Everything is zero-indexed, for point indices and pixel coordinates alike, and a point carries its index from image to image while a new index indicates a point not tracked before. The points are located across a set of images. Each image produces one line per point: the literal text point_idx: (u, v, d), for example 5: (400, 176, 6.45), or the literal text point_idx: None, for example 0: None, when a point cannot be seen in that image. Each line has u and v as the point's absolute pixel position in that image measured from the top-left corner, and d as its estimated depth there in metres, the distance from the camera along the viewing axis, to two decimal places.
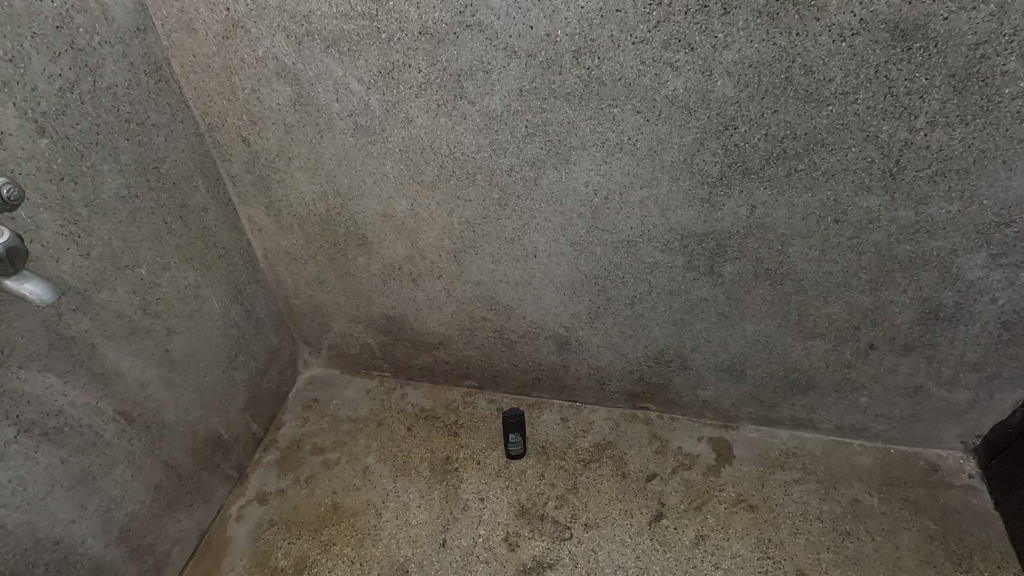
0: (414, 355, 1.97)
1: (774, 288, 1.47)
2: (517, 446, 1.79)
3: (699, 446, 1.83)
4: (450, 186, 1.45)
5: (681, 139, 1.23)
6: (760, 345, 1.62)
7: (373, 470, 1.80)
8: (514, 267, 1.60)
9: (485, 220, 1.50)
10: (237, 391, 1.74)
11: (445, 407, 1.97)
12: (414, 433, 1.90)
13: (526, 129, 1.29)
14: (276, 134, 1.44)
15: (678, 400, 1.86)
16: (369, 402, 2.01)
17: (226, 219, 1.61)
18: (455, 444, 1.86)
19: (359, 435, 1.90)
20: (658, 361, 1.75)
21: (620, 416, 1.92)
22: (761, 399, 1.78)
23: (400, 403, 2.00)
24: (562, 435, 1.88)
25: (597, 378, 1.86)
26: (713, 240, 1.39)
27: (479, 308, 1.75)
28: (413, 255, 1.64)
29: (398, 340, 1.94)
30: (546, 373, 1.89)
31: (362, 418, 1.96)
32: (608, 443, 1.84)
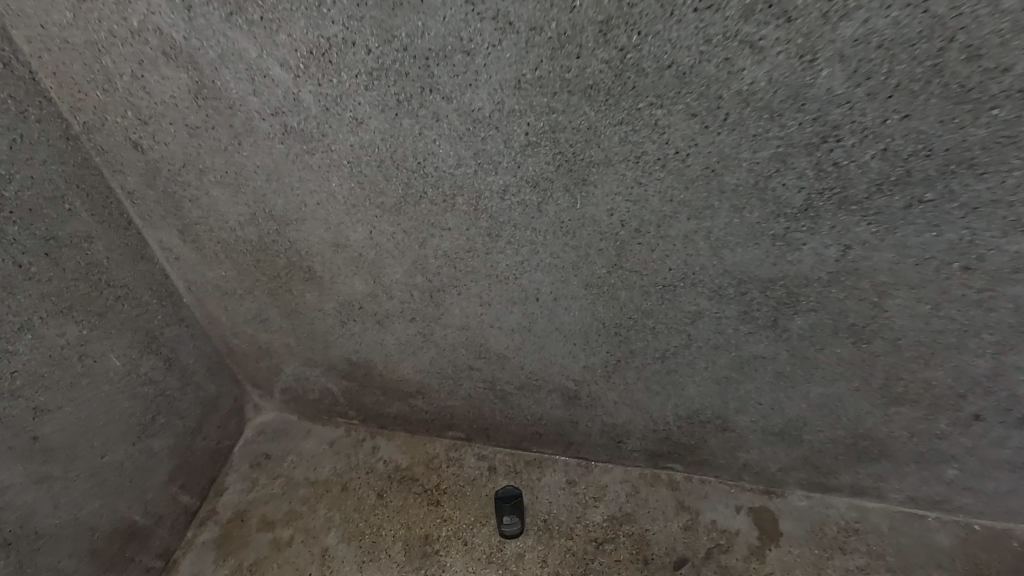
0: (386, 404, 1.61)
1: (857, 348, 1.09)
2: (514, 522, 1.44)
3: (737, 519, 1.48)
4: (421, 210, 1.06)
5: (753, 153, 0.84)
6: (825, 410, 1.26)
7: (333, 554, 1.44)
8: (510, 311, 1.21)
9: (469, 254, 1.11)
10: (157, 461, 1.37)
11: (425, 466, 1.62)
12: (386, 503, 1.54)
13: (526, 137, 0.90)
14: (178, 139, 1.04)
15: (711, 461, 1.51)
16: (332, 460, 1.64)
17: (127, 248, 1.22)
18: (436, 518, 1.51)
19: (318, 503, 1.55)
20: (690, 422, 1.39)
21: (640, 479, 1.57)
22: (817, 465, 1.43)
23: (370, 460, 1.64)
24: (569, 505, 1.52)
25: (612, 436, 1.50)
26: (782, 287, 1.02)
27: (464, 356, 1.37)
28: (377, 292, 1.26)
29: (366, 387, 1.56)
30: (550, 429, 1.53)
31: (322, 481, 1.60)
32: (626, 515, 1.50)
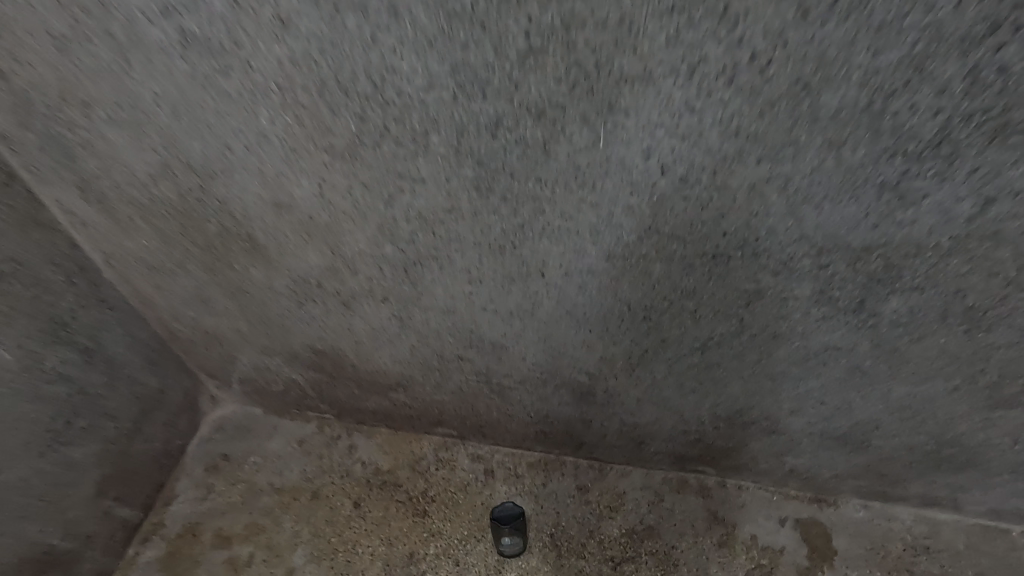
0: (362, 397, 1.35)
1: (968, 338, 0.82)
2: (514, 539, 1.21)
3: (781, 533, 1.23)
4: (383, 155, 0.77)
5: (870, 58, 0.55)
6: (906, 413, 0.99)
7: None
8: (506, 290, 0.94)
9: (451, 215, 0.84)
10: (81, 472, 1.13)
11: (410, 469, 1.38)
12: (363, 514, 1.31)
13: (527, 41, 0.61)
14: (46, 58, 0.76)
15: (751, 466, 1.25)
16: (302, 462, 1.40)
17: (13, 212, 0.94)
18: (422, 532, 1.27)
19: (284, 515, 1.31)
20: (730, 423, 1.13)
21: (664, 485, 1.32)
22: (882, 473, 1.17)
23: (346, 463, 1.40)
24: (580, 516, 1.28)
25: (632, 436, 1.25)
26: (879, 257, 0.74)
27: (451, 344, 1.10)
28: (336, 266, 0.98)
29: (337, 379, 1.31)
30: (557, 428, 1.28)
31: (289, 488, 1.36)
32: (649, 530, 1.25)
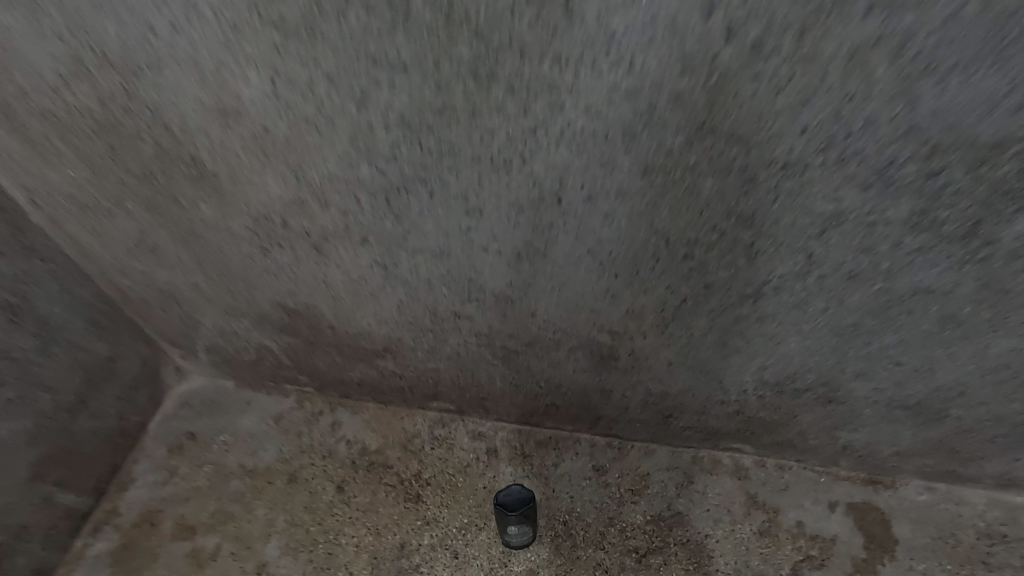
0: (346, 367, 1.17)
1: None
2: (523, 533, 1.03)
3: (832, 520, 1.06)
4: (350, 30, 0.58)
5: None
6: (1001, 375, 0.81)
7: (274, 572, 1.05)
8: (513, 223, 0.76)
9: (442, 119, 0.65)
10: (8, 454, 0.96)
11: (401, 448, 1.20)
12: (347, 500, 1.13)
13: None
14: None
15: (796, 442, 1.07)
16: (278, 441, 1.23)
17: None
18: (415, 520, 1.10)
19: (256, 501, 1.14)
20: (778, 391, 0.95)
21: (694, 465, 1.14)
22: (955, 450, 0.99)
23: (328, 442, 1.22)
24: (598, 501, 1.11)
25: (659, 409, 1.07)
26: (1013, 158, 0.55)
27: (446, 297, 0.92)
28: (303, 198, 0.80)
29: (315, 344, 1.13)
30: (571, 400, 1.10)
31: (262, 471, 1.18)
32: (678, 516, 1.08)
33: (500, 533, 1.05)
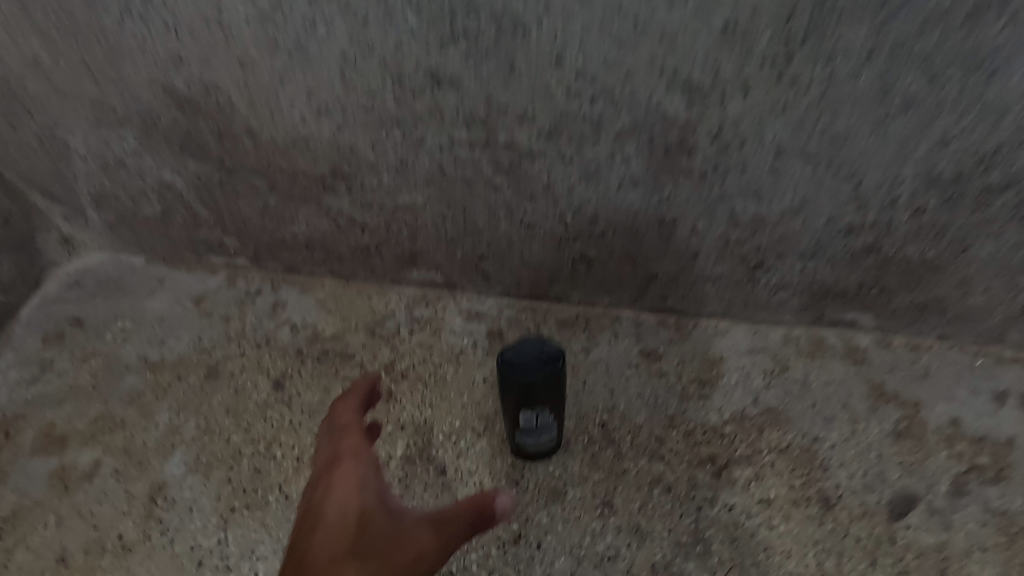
0: (283, 216, 0.82)
1: None
2: (547, 441, 0.66)
3: (1002, 416, 0.71)
4: None
5: None
6: None
7: (174, 498, 0.71)
8: None
9: None
10: None
11: (367, 333, 0.85)
12: (288, 400, 0.79)
13: None
14: None
15: (948, 303, 0.72)
16: (194, 327, 0.88)
17: None
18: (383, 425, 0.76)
19: (158, 403, 0.80)
20: (952, 196, 0.59)
21: (786, 347, 0.79)
22: None
23: (265, 327, 0.87)
24: (651, 396, 0.76)
25: (743, 253, 0.71)
26: None
27: (416, 38, 0.56)
28: None
29: (232, 175, 0.77)
30: (610, 247, 0.74)
31: (169, 365, 0.84)
32: (769, 414, 0.73)
33: (510, 440, 0.69)
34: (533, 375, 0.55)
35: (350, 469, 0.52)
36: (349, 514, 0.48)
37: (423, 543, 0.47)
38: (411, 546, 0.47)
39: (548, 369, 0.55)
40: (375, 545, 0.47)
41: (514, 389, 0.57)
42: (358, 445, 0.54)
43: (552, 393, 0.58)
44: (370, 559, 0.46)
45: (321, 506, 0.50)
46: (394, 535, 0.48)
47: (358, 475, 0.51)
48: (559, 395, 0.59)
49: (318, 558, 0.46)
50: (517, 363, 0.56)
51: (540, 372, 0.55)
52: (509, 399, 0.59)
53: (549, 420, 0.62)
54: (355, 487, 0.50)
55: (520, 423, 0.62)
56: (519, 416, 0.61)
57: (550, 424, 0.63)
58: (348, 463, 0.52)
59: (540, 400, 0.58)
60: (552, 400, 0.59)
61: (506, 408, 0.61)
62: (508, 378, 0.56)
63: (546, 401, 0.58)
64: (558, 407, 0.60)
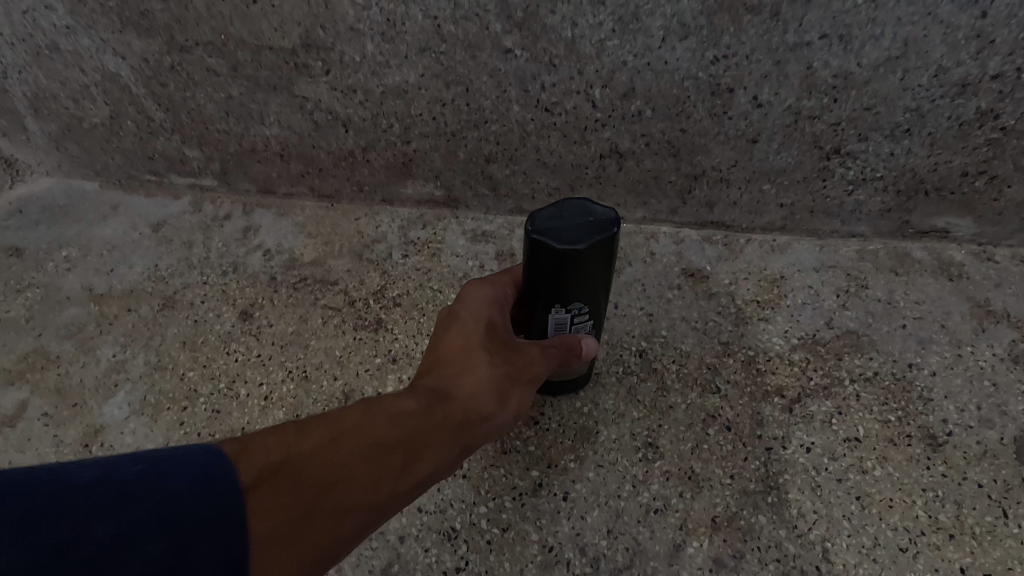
0: (250, 110, 0.68)
1: None
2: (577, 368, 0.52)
3: None
4: None
5: None
6: None
7: (114, 443, 0.57)
8: None
9: None
10: None
11: (351, 257, 0.71)
12: (257, 333, 0.65)
13: None
14: None
15: None
16: (150, 254, 0.73)
17: None
18: (370, 358, 0.62)
19: (100, 336, 0.65)
20: None
21: (863, 263, 0.64)
22: None
23: (233, 253, 0.73)
24: (698, 319, 0.61)
25: (819, 131, 0.57)
26: None
27: None
28: None
29: (186, 54, 0.63)
30: (647, 133, 0.60)
31: (118, 295, 0.69)
32: (850, 338, 0.59)
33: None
34: (574, 244, 0.41)
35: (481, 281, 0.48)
36: (479, 317, 0.44)
37: (534, 357, 0.44)
38: (528, 354, 0.44)
39: (600, 235, 0.41)
40: (500, 350, 0.43)
41: (547, 266, 0.43)
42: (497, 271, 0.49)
43: (599, 274, 0.44)
44: (495, 360, 0.42)
45: (456, 303, 0.46)
46: (517, 338, 0.44)
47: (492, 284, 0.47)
48: (602, 284, 0.45)
49: (451, 340, 0.43)
50: (555, 230, 0.42)
51: (588, 240, 0.41)
52: (539, 290, 0.45)
53: (587, 323, 0.48)
54: (489, 294, 0.46)
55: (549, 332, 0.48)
56: (549, 320, 0.47)
57: (587, 328, 0.49)
58: (484, 282, 0.47)
59: (581, 285, 0.44)
60: (596, 288, 0.45)
61: (531, 311, 0.47)
62: (542, 252, 0.42)
63: (588, 290, 0.45)
64: (601, 300, 0.47)
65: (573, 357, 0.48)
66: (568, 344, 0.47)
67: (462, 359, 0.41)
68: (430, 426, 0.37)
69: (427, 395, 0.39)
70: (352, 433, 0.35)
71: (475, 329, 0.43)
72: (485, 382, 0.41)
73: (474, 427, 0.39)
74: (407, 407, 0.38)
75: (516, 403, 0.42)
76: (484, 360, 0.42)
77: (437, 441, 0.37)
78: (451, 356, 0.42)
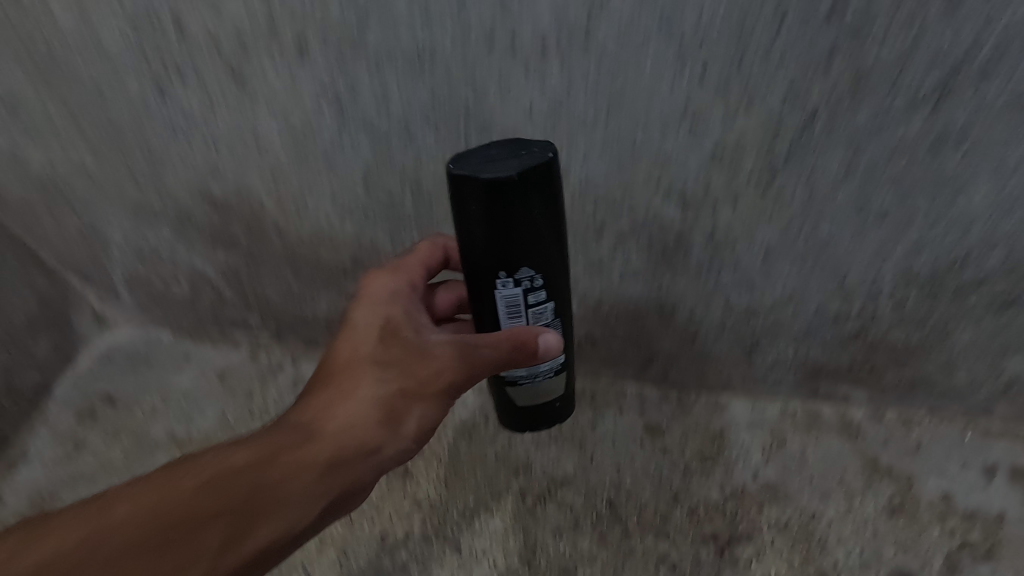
0: (304, 297, 0.86)
1: None
2: (551, 370, 0.65)
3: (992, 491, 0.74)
4: None
5: None
6: None
7: None
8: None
9: None
10: None
11: None
12: None
13: None
14: None
15: (938, 379, 0.75)
16: (218, 403, 0.91)
17: None
18: (400, 502, 0.79)
19: None
20: (932, 291, 0.63)
21: (784, 421, 0.82)
22: None
23: (287, 402, 0.91)
24: (654, 471, 0.79)
25: (742, 334, 0.75)
26: None
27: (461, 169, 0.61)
28: None
29: (259, 264, 0.82)
30: (613, 328, 0.79)
31: (197, 442, 0.87)
32: (769, 489, 0.76)
33: (501, 390, 0.67)
34: (507, 171, 0.48)
35: (380, 283, 0.62)
36: (368, 338, 0.57)
37: (438, 363, 0.55)
38: (428, 362, 0.55)
39: (523, 159, 0.48)
40: (387, 367, 0.55)
41: (489, 210, 0.50)
42: (393, 286, 0.62)
43: (539, 216, 0.51)
44: (379, 376, 0.55)
45: (353, 322, 0.59)
46: (421, 342, 0.57)
47: (391, 293, 0.61)
48: (550, 227, 0.53)
49: (342, 362, 0.56)
50: (485, 166, 0.49)
51: (514, 167, 0.49)
52: (483, 237, 0.52)
53: (539, 290, 0.57)
54: (383, 300, 0.60)
55: (504, 312, 0.58)
56: (500, 296, 0.57)
57: (544, 300, 0.58)
58: (382, 298, 0.60)
59: (526, 233, 0.52)
60: (540, 231, 0.52)
61: (475, 241, 0.53)
62: (478, 188, 0.49)
63: (529, 237, 0.52)
64: (546, 250, 0.54)
65: (532, 349, 0.59)
66: (524, 339, 0.58)
67: (346, 381, 0.55)
68: (304, 455, 0.51)
69: (302, 430, 0.53)
70: (202, 482, 0.47)
71: (361, 348, 0.56)
72: (361, 407, 0.54)
73: (350, 455, 0.52)
74: (283, 444, 0.51)
75: (403, 422, 0.55)
76: (366, 380, 0.55)
77: (308, 466, 0.50)
78: (342, 378, 0.55)
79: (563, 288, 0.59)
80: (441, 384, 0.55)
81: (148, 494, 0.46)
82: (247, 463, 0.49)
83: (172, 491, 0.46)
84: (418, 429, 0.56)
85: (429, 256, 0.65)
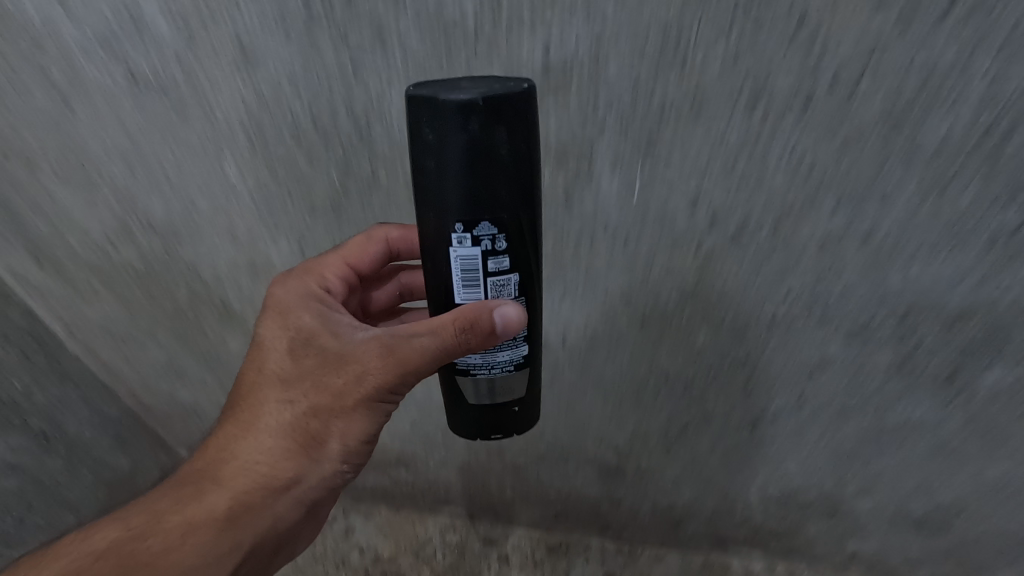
0: None
1: None
2: (508, 365, 0.54)
3: None
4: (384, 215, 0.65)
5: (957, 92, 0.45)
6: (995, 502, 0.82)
7: None
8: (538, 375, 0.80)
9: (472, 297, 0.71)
10: None
11: (413, 555, 1.20)
12: None
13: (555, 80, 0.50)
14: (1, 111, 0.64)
15: (806, 550, 1.07)
16: None
17: None
18: None
19: None
20: (784, 505, 0.96)
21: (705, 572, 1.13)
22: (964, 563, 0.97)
23: (341, 549, 1.22)
24: None
25: (668, 516, 1.07)
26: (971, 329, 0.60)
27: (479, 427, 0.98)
28: None
29: None
30: (580, 507, 1.11)
31: None
32: None
33: (447, 376, 0.56)
34: (468, 95, 0.42)
35: (280, 296, 0.61)
36: (273, 368, 0.58)
37: (359, 364, 0.54)
38: (335, 384, 0.56)
39: (494, 87, 0.43)
40: (293, 392, 0.57)
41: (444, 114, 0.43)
42: (297, 302, 0.60)
43: (508, 155, 0.45)
44: (285, 401, 0.57)
45: (259, 343, 0.60)
46: (338, 349, 0.56)
47: (302, 299, 0.60)
48: (520, 180, 0.46)
49: (255, 388, 0.59)
50: (438, 92, 0.43)
51: (482, 93, 0.43)
52: (440, 200, 0.46)
53: (502, 255, 0.49)
54: (287, 313, 0.59)
55: (460, 280, 0.50)
56: (455, 257, 0.49)
57: (505, 269, 0.50)
58: (291, 310, 0.59)
59: (490, 169, 0.45)
60: (508, 178, 0.46)
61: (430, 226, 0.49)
62: (431, 111, 0.43)
63: (496, 185, 0.45)
64: (514, 214, 0.47)
65: (487, 324, 0.50)
66: (468, 320, 0.49)
67: (256, 413, 0.59)
68: (219, 492, 0.58)
69: (221, 473, 0.59)
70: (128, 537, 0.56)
71: (275, 369, 0.58)
72: (273, 433, 0.58)
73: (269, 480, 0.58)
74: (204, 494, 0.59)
75: (321, 444, 0.58)
76: (272, 408, 0.58)
77: (225, 501, 0.58)
78: (255, 406, 0.59)
79: (530, 260, 0.51)
80: (356, 399, 0.56)
81: (87, 545, 0.57)
82: (170, 512, 0.58)
83: (104, 540, 0.57)
84: (340, 440, 0.58)
85: (365, 250, 0.64)
